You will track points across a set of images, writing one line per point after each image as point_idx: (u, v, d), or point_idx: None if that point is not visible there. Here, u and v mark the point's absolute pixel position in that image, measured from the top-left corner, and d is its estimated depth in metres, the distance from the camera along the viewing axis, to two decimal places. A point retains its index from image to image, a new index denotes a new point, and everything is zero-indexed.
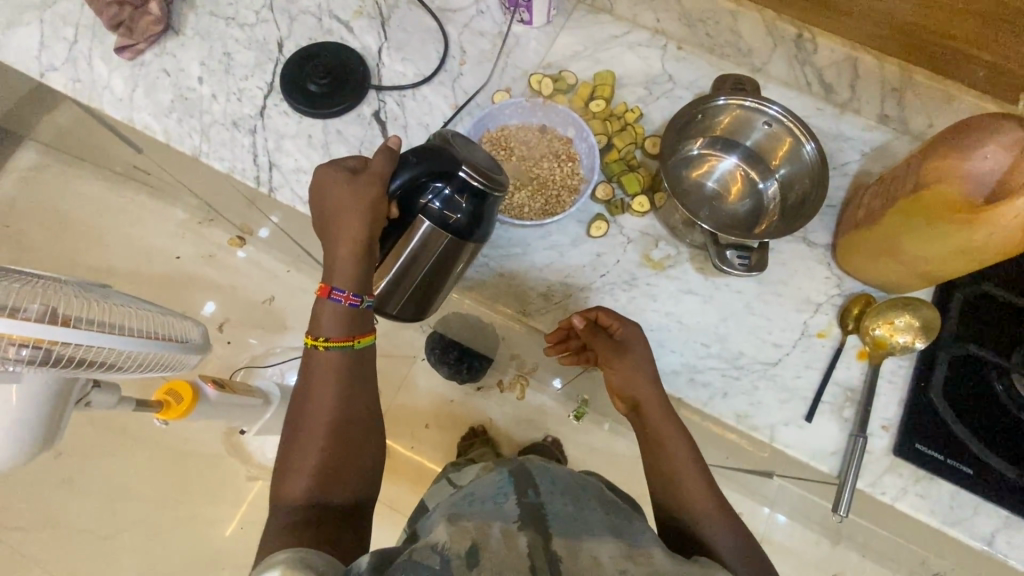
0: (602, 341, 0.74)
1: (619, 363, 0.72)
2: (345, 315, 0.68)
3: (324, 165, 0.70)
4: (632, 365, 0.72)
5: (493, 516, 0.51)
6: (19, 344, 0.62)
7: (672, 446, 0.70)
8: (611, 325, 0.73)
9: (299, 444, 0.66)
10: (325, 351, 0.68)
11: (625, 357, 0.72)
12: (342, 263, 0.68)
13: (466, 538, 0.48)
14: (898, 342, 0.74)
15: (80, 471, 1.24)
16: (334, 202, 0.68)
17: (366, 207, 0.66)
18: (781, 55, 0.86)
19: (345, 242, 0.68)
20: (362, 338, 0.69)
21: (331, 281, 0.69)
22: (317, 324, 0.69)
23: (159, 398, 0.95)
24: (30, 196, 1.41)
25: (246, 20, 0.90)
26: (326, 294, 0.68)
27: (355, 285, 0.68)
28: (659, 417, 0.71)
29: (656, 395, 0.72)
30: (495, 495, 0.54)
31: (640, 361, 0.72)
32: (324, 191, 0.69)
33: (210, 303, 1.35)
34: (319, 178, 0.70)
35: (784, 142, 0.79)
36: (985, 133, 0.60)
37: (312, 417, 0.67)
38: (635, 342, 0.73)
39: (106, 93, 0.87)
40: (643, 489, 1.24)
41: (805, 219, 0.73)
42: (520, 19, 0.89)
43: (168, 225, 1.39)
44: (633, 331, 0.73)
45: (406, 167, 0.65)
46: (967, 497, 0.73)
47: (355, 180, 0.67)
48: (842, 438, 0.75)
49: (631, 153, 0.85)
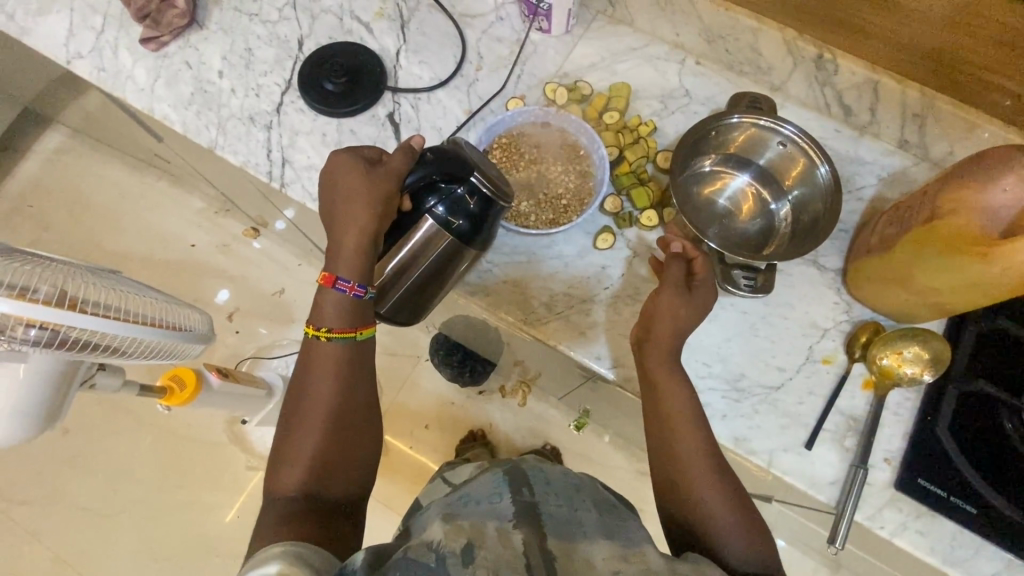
0: (678, 269, 0.71)
1: (673, 301, 0.69)
2: (348, 306, 0.68)
3: (342, 150, 0.71)
4: (681, 315, 0.69)
5: (488, 516, 0.50)
6: (26, 323, 0.63)
7: (683, 431, 0.66)
8: (698, 271, 0.72)
9: (296, 432, 0.66)
10: (326, 342, 0.68)
11: (687, 301, 0.70)
12: (346, 251, 0.68)
13: (462, 536, 0.47)
14: (905, 373, 0.72)
15: (87, 450, 1.27)
16: (348, 187, 0.69)
17: (378, 199, 0.67)
18: (802, 74, 0.84)
19: (353, 229, 0.67)
20: (364, 330, 0.69)
21: (336, 270, 0.68)
22: (320, 314, 0.68)
23: (163, 383, 0.97)
24: (56, 179, 1.44)
25: (269, 17, 0.91)
26: (331, 283, 0.67)
27: (358, 275, 0.67)
28: (657, 362, 0.69)
29: (669, 338, 0.69)
30: (490, 495, 0.53)
31: (694, 314, 0.70)
32: (336, 176, 0.70)
33: (222, 291, 1.37)
34: (333, 163, 0.70)
35: (797, 163, 0.79)
36: (1002, 164, 0.57)
37: (310, 404, 0.66)
38: (703, 290, 0.71)
39: (129, 83, 0.89)
40: (641, 504, 1.23)
41: (814, 244, 0.72)
42: (539, 27, 0.90)
43: (186, 213, 1.41)
44: (707, 292, 0.71)
45: (422, 164, 0.67)
46: (969, 537, 0.71)
47: (372, 172, 0.68)
48: (842, 468, 0.73)
49: (642, 166, 0.84)
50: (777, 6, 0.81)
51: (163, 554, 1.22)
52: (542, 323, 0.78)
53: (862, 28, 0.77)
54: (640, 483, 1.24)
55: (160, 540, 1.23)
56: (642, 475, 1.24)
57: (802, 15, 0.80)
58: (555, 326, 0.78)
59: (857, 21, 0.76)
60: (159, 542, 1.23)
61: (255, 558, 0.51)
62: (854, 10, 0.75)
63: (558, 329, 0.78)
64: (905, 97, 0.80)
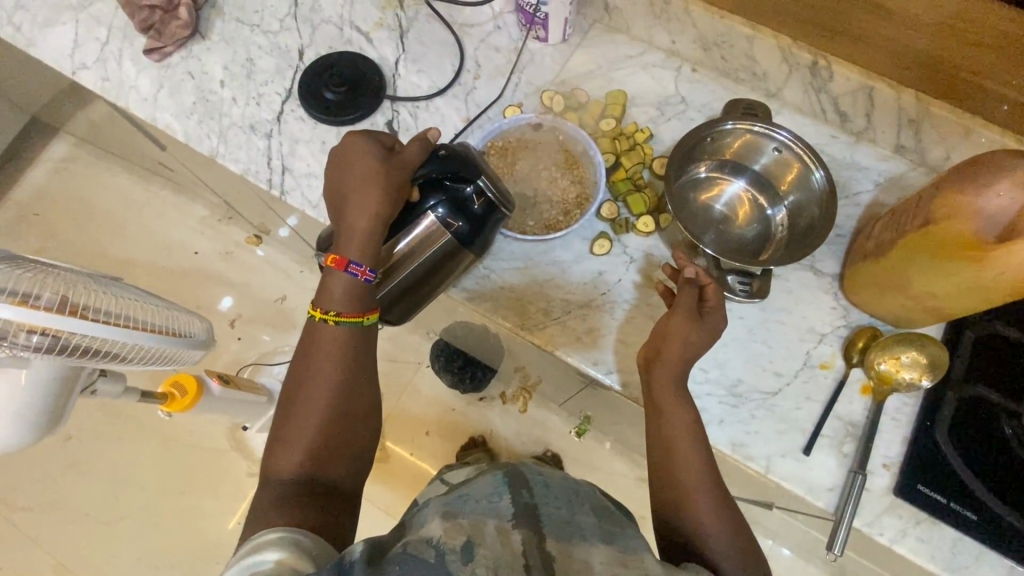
0: (691, 296, 0.70)
1: (684, 327, 0.69)
2: (357, 290, 0.67)
3: (360, 134, 0.71)
4: (689, 339, 0.69)
5: (487, 515, 0.50)
6: (29, 330, 0.64)
7: (678, 427, 0.67)
8: (709, 297, 0.71)
9: (295, 417, 0.65)
10: (334, 326, 0.67)
11: (698, 326, 0.69)
12: (355, 235, 0.67)
13: (461, 534, 0.47)
14: (904, 378, 0.72)
15: (90, 455, 1.28)
16: (360, 174, 0.68)
17: (390, 190, 0.67)
18: (797, 80, 0.85)
19: (364, 215, 0.67)
20: (372, 315, 0.69)
21: (346, 254, 0.67)
22: (328, 297, 0.68)
23: (164, 390, 0.98)
24: (61, 187, 1.46)
25: (270, 28, 0.92)
26: (342, 267, 0.67)
27: (370, 261, 0.67)
28: (667, 368, 0.68)
29: (681, 346, 0.69)
30: (489, 495, 0.53)
31: (702, 341, 0.69)
32: (351, 159, 0.70)
33: (225, 298, 1.38)
34: (351, 148, 0.70)
35: (792, 169, 0.79)
36: (996, 168, 0.57)
37: (310, 392, 0.66)
38: (712, 312, 0.70)
39: (133, 93, 0.90)
40: (641, 510, 1.23)
41: (810, 247, 0.72)
42: (536, 36, 0.91)
43: (190, 221, 1.43)
44: (717, 317, 0.70)
45: (433, 160, 0.68)
46: (969, 544, 0.71)
47: (387, 164, 0.68)
48: (841, 474, 0.73)
49: (638, 172, 0.85)
50: (772, 14, 0.81)
51: (164, 560, 1.23)
52: (539, 329, 0.78)
53: (858, 36, 0.77)
54: (641, 489, 1.24)
55: (160, 547, 1.24)
56: (642, 481, 1.24)
57: (796, 23, 0.80)
58: (551, 331, 0.78)
59: (851, 26, 0.76)
60: (158, 549, 1.23)
61: (248, 545, 0.50)
62: (848, 16, 0.76)
63: (555, 335, 0.78)
64: (901, 103, 0.80)
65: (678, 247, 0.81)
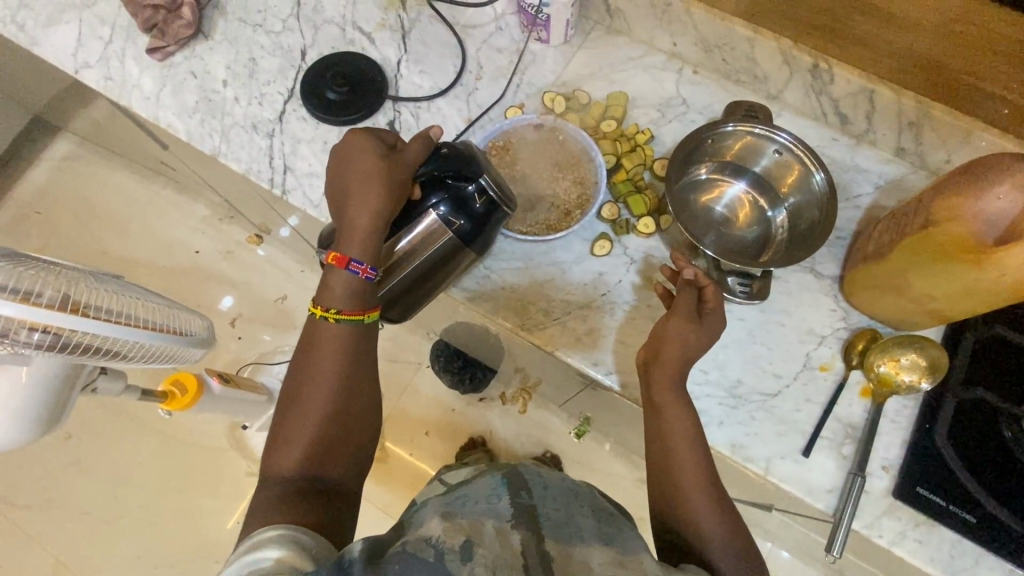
0: (689, 299, 0.70)
1: (683, 328, 0.69)
2: (357, 288, 0.67)
3: (363, 132, 0.71)
4: (689, 340, 0.69)
5: (486, 515, 0.50)
6: (30, 327, 0.63)
7: (677, 427, 0.67)
8: (708, 299, 0.71)
9: (294, 414, 0.65)
10: (333, 323, 0.68)
11: (698, 328, 0.69)
12: (356, 234, 0.68)
13: (460, 534, 0.47)
14: (904, 380, 0.72)
15: (89, 454, 1.28)
16: (361, 172, 0.68)
17: (391, 189, 0.67)
18: (798, 83, 0.85)
19: (365, 213, 0.67)
20: (372, 313, 0.69)
21: (347, 252, 0.67)
22: (328, 295, 0.68)
23: (164, 389, 0.98)
24: (62, 186, 1.47)
25: (273, 28, 0.93)
26: (343, 265, 0.67)
27: (370, 258, 0.68)
28: (665, 368, 0.68)
29: (680, 346, 0.69)
30: (487, 495, 0.53)
31: (701, 343, 0.69)
32: (353, 157, 0.70)
33: (226, 297, 1.38)
34: (353, 146, 0.71)
35: (793, 171, 0.79)
36: (997, 171, 0.57)
37: (310, 390, 0.66)
38: (711, 313, 0.70)
39: (136, 92, 0.90)
40: (640, 511, 1.23)
41: (811, 249, 0.72)
42: (538, 38, 0.91)
43: (191, 220, 1.43)
44: (716, 319, 0.71)
45: (435, 158, 0.69)
46: (968, 547, 0.71)
47: (388, 163, 0.68)
48: (840, 476, 0.73)
49: (639, 174, 0.85)
50: (773, 17, 0.81)
51: (162, 559, 1.23)
52: (539, 329, 0.78)
53: (859, 40, 0.77)
54: (641, 490, 1.24)
55: (158, 546, 1.24)
56: (642, 483, 1.24)
57: (797, 26, 0.81)
58: (551, 331, 0.78)
59: (853, 29, 0.76)
60: (157, 548, 1.23)
61: (247, 543, 0.50)
62: (849, 20, 0.76)
63: (555, 335, 0.78)
64: (901, 106, 0.80)
65: (679, 249, 0.81)
